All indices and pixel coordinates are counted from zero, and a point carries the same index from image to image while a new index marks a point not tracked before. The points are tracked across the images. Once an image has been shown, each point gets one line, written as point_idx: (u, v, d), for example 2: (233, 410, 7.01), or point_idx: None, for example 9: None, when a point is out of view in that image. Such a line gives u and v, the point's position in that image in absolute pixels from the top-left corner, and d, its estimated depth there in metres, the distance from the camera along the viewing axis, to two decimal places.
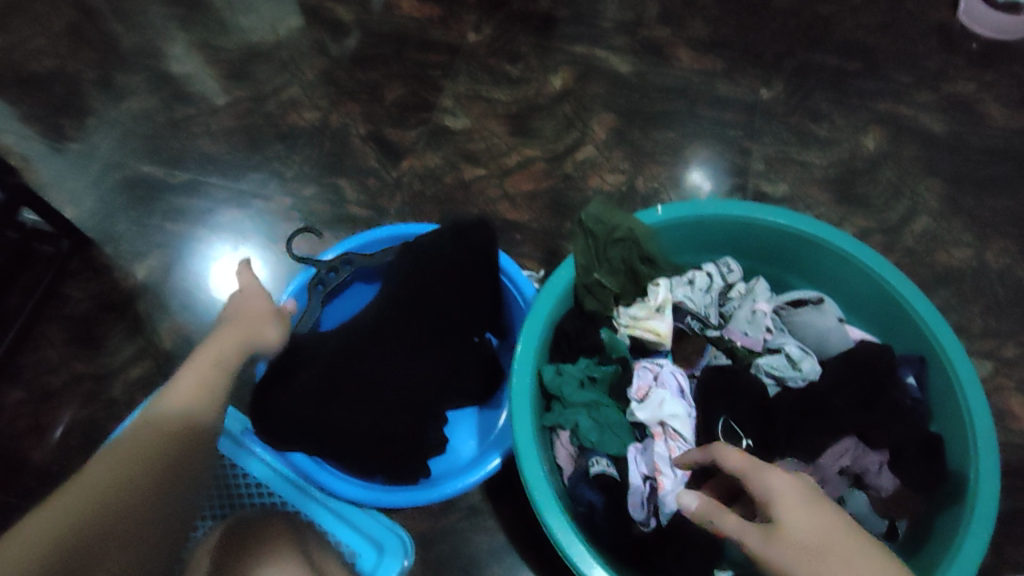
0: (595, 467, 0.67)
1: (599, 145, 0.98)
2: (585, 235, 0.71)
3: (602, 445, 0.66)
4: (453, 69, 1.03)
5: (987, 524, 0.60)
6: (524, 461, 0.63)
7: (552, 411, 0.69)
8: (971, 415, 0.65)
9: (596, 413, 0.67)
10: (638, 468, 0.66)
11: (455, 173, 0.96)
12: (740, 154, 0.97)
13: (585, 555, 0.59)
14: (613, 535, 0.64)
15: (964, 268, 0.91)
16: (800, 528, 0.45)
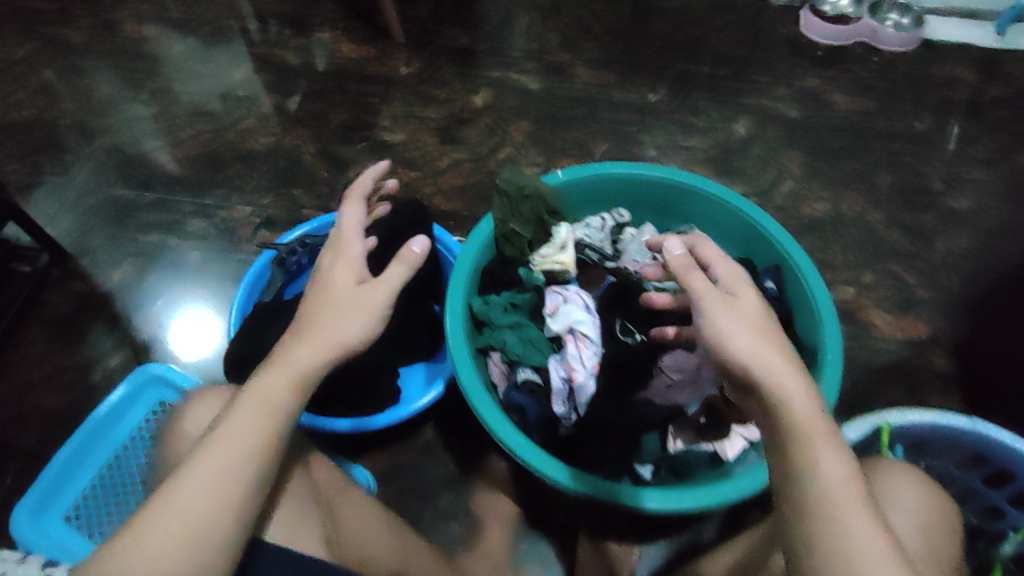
0: (521, 376, 0.76)
1: (516, 146, 1.16)
2: (501, 195, 0.79)
3: (527, 357, 0.76)
4: (389, 96, 1.21)
5: (836, 380, 0.70)
6: (462, 372, 0.73)
7: (482, 335, 0.78)
8: (817, 301, 0.77)
9: (520, 332, 0.77)
10: (556, 371, 0.74)
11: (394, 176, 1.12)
12: (634, 145, 1.17)
13: (526, 447, 0.69)
14: (545, 435, 0.76)
15: (825, 217, 1.09)
16: (770, 360, 0.53)
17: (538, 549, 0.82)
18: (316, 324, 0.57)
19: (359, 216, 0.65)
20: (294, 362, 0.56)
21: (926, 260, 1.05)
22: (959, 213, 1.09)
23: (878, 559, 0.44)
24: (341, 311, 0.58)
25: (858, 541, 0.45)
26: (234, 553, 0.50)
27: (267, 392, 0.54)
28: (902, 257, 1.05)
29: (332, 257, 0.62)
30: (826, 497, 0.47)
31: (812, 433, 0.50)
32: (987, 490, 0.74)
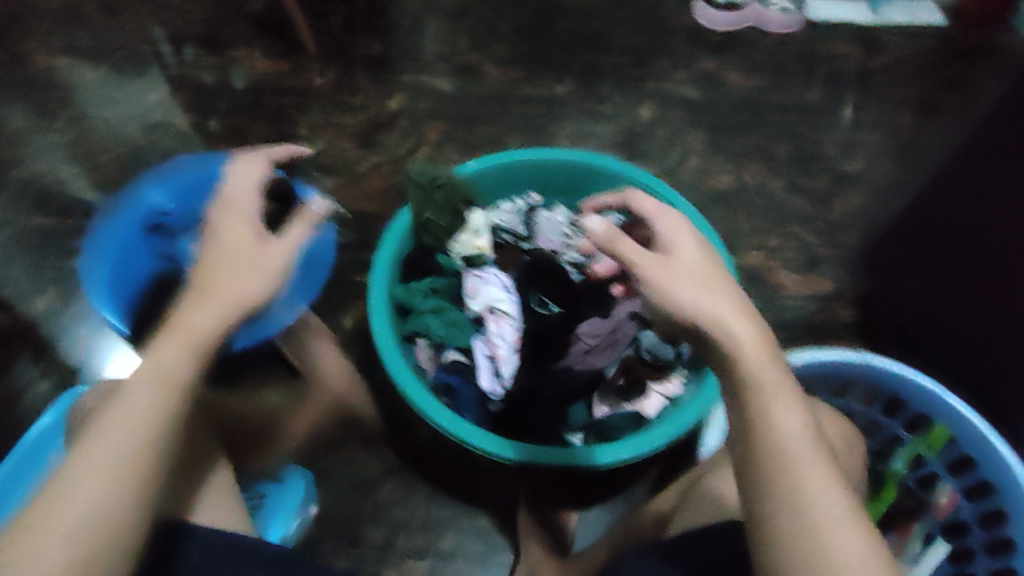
0: (447, 357, 0.78)
1: (433, 146, 1.19)
2: (414, 187, 0.82)
3: (451, 338, 0.78)
4: (306, 107, 1.23)
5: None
6: (386, 355, 0.73)
7: (407, 322, 0.80)
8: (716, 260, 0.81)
9: (442, 315, 0.79)
10: (481, 349, 0.77)
11: (316, 183, 1.14)
12: (546, 136, 1.22)
13: (454, 421, 0.70)
14: (476, 414, 0.77)
15: (729, 188, 1.16)
16: (721, 309, 0.52)
17: (483, 529, 0.85)
18: (219, 280, 0.55)
19: (253, 180, 0.64)
20: (194, 326, 0.53)
21: (823, 219, 1.12)
22: (849, 174, 1.18)
23: (837, 523, 0.45)
24: (243, 265, 0.56)
25: (819, 507, 0.46)
26: (140, 524, 0.50)
27: (161, 361, 0.52)
28: (803, 219, 1.12)
29: (229, 216, 0.60)
30: (789, 465, 0.47)
31: (771, 395, 0.49)
32: (885, 419, 0.80)
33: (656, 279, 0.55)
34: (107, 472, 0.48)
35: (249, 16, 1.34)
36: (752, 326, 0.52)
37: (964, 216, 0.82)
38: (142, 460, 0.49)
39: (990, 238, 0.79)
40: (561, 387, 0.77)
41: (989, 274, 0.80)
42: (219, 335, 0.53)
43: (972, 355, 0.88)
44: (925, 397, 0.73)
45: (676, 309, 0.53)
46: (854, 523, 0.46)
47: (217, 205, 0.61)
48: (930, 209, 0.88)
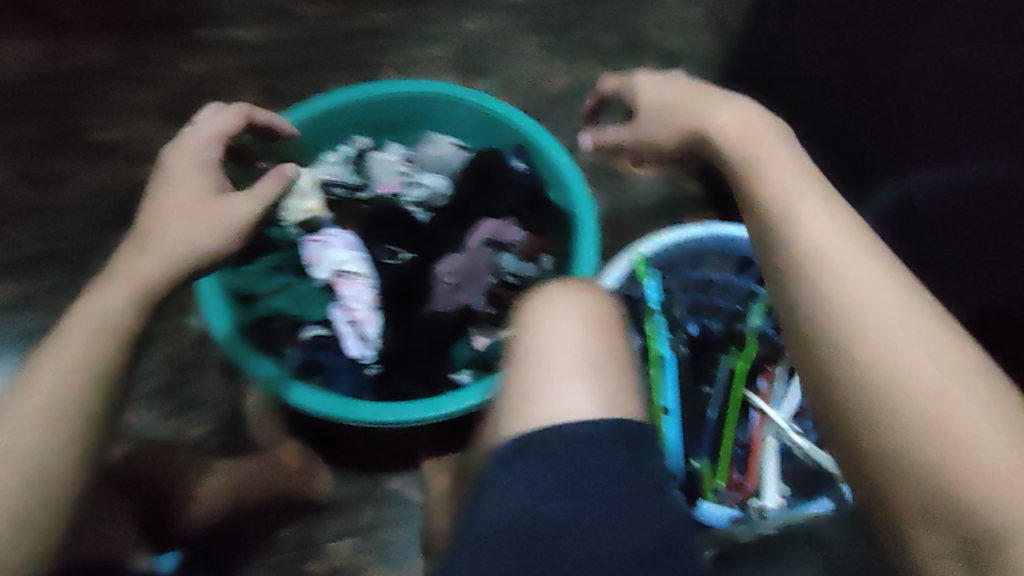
0: (307, 333, 0.74)
1: (250, 107, 1.08)
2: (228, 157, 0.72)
3: (307, 314, 0.75)
4: (86, 89, 1.05)
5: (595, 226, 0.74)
6: (234, 350, 0.67)
7: (252, 308, 0.74)
8: (561, 165, 0.79)
9: (290, 293, 0.75)
10: (340, 317, 0.74)
11: (121, 177, 1.01)
12: (371, 71, 1.13)
13: (332, 405, 0.66)
14: (353, 383, 0.73)
15: (568, 92, 1.13)
16: (699, 118, 0.54)
17: (395, 493, 0.84)
18: (173, 225, 0.56)
19: (214, 128, 0.64)
20: (137, 269, 0.53)
21: None
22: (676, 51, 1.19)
23: (899, 310, 0.40)
24: (199, 214, 0.58)
25: (878, 298, 0.41)
26: (73, 483, 0.45)
27: (102, 304, 0.50)
28: None
29: (185, 167, 0.61)
30: (833, 255, 0.43)
31: (776, 172, 0.48)
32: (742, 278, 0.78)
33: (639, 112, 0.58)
34: (40, 421, 0.45)
35: None
36: (751, 108, 0.52)
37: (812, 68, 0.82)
38: (80, 401, 0.46)
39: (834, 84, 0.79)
40: (432, 333, 0.73)
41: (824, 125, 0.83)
42: (173, 277, 0.54)
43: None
44: None
45: (663, 135, 0.56)
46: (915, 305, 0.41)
47: (168, 148, 0.63)
48: None
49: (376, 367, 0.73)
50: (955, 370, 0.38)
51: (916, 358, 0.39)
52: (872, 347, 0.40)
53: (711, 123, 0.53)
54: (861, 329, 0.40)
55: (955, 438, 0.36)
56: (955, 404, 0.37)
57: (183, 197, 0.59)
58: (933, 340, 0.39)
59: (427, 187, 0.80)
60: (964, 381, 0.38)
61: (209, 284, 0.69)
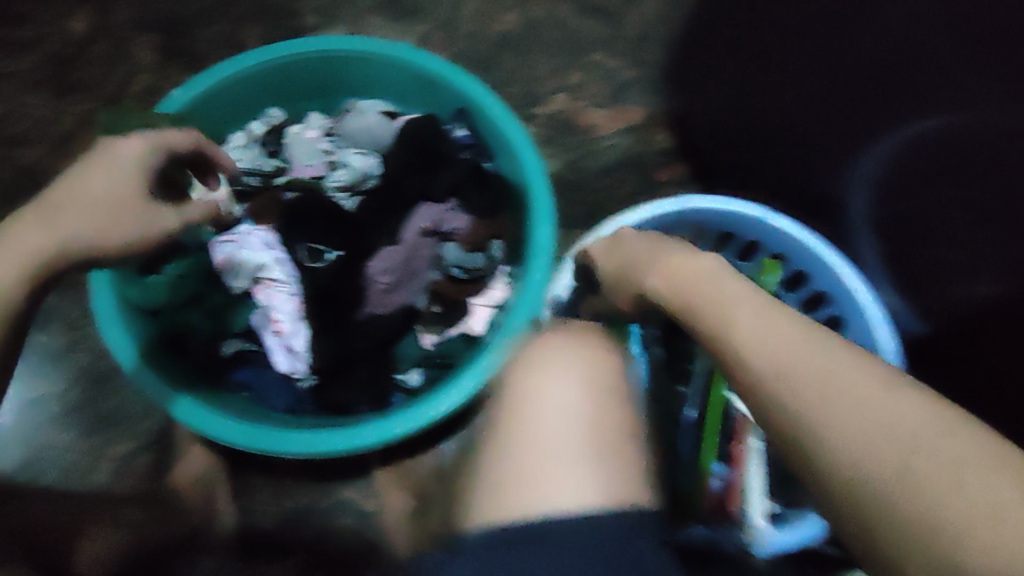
0: (232, 347, 0.67)
1: (152, 70, 0.94)
2: None
3: (226, 327, 0.67)
4: None
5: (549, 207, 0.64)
6: (144, 383, 0.59)
7: (161, 323, 0.65)
8: (506, 130, 0.68)
9: (202, 303, 0.67)
10: (264, 329, 0.66)
11: (10, 165, 0.88)
12: (290, 16, 0.98)
13: (263, 437, 0.58)
14: (285, 401, 0.66)
15: (515, 30, 0.97)
16: (645, 254, 0.57)
17: (349, 502, 0.76)
18: (71, 224, 0.53)
19: (166, 136, 0.58)
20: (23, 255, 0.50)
21: (627, 38, 0.98)
22: None
23: (845, 374, 0.40)
24: (109, 214, 0.55)
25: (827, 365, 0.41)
26: None
27: None
28: (598, 45, 0.98)
29: (120, 161, 0.56)
30: (770, 340, 0.44)
31: (734, 310, 0.47)
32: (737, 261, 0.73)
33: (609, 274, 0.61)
34: None
35: None
36: (697, 257, 0.53)
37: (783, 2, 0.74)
38: None
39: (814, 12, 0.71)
40: (368, 337, 0.65)
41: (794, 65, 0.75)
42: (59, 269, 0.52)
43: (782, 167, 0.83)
44: (752, 225, 0.69)
45: (614, 274, 0.61)
46: (855, 362, 0.41)
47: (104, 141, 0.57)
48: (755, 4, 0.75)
49: (310, 379, 0.66)
50: (925, 416, 0.38)
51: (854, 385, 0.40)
52: (843, 422, 0.39)
53: (653, 281, 0.54)
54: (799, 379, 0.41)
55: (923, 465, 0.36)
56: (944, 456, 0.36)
57: (105, 194, 0.55)
58: (890, 396, 0.39)
59: (353, 167, 0.69)
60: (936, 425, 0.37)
61: (105, 306, 0.59)
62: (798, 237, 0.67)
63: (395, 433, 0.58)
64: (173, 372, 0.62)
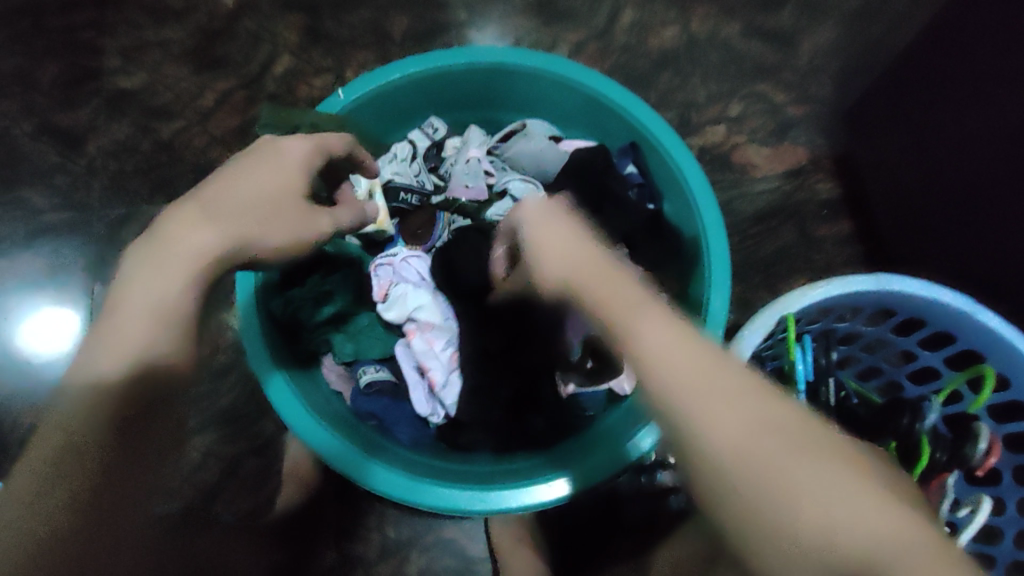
0: (365, 377, 0.64)
1: (294, 51, 0.90)
2: None
3: (363, 352, 0.66)
4: (106, 23, 0.86)
5: (726, 272, 0.60)
6: (276, 399, 0.59)
7: (299, 341, 0.66)
8: (688, 181, 0.64)
9: (344, 326, 0.66)
10: (409, 362, 0.65)
11: (149, 137, 0.89)
12: (437, 9, 0.91)
13: (401, 481, 0.56)
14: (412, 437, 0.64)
15: (676, 48, 0.89)
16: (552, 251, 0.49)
17: (451, 542, 0.78)
18: (239, 217, 0.50)
19: (321, 143, 0.57)
20: (197, 250, 0.47)
21: (798, 68, 0.89)
22: None
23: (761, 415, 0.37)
24: (271, 212, 0.52)
25: (733, 411, 0.37)
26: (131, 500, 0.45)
27: (155, 288, 0.45)
28: (770, 70, 0.89)
29: (285, 159, 0.54)
30: (694, 393, 0.37)
31: (647, 334, 0.39)
32: (922, 352, 0.66)
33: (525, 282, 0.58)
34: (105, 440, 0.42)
35: None
36: (605, 269, 0.43)
37: (989, 60, 0.65)
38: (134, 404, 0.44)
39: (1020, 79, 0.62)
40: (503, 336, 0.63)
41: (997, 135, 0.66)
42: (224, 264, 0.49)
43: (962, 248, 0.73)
44: (952, 315, 0.61)
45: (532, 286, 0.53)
46: (774, 406, 0.38)
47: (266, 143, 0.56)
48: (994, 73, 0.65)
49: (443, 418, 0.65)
50: (822, 473, 0.36)
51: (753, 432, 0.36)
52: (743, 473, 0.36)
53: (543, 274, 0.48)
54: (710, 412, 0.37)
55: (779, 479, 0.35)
56: (842, 500, 0.35)
57: (275, 191, 0.52)
58: (806, 437, 0.37)
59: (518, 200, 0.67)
60: (840, 469, 0.36)
61: (248, 325, 0.60)
62: (1003, 333, 0.59)
63: (537, 500, 0.56)
64: (306, 390, 0.62)
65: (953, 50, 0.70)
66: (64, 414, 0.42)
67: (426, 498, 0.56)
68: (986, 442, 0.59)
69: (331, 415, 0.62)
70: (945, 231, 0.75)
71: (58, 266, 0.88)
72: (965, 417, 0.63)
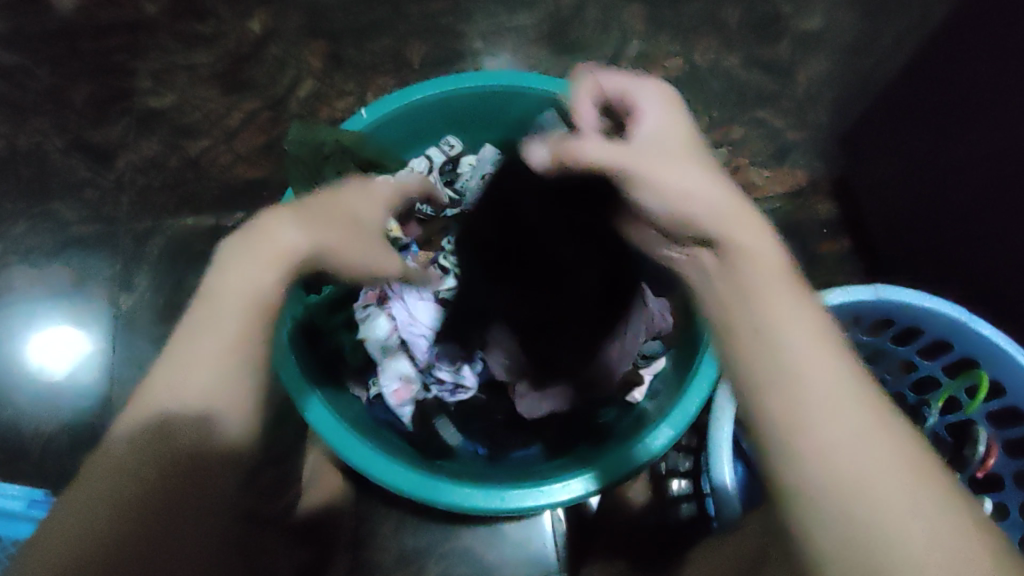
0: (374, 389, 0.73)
1: (318, 76, 0.94)
2: (296, 160, 0.70)
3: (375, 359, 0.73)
4: (139, 47, 0.94)
5: None
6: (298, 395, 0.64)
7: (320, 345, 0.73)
8: None
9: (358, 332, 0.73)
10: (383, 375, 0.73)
11: (177, 154, 0.92)
12: (456, 39, 0.96)
13: (422, 481, 0.61)
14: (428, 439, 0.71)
15: (679, 75, 0.95)
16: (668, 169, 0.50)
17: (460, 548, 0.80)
18: (332, 232, 0.58)
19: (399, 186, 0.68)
20: (285, 246, 0.55)
21: (794, 97, 0.95)
22: (811, 36, 0.95)
23: (859, 423, 0.42)
24: (360, 230, 0.61)
25: (838, 419, 0.42)
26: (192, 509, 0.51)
27: (237, 300, 0.54)
28: (768, 99, 0.95)
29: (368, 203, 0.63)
30: (796, 396, 0.43)
31: (792, 334, 0.45)
32: (922, 362, 0.71)
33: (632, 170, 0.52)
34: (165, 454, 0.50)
35: None
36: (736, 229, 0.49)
37: (970, 88, 0.71)
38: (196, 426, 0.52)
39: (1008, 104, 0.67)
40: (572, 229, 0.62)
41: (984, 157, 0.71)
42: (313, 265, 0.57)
43: (955, 263, 0.78)
44: (946, 324, 0.65)
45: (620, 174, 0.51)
46: (857, 402, 0.43)
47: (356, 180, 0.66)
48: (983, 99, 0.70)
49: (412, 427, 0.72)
50: (877, 448, 0.41)
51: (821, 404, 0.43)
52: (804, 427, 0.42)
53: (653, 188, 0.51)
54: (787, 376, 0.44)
55: (830, 443, 0.41)
56: (908, 505, 0.39)
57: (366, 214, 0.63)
58: (897, 449, 0.41)
59: None
60: (914, 481, 0.40)
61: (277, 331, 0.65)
62: (996, 342, 0.63)
63: (551, 499, 0.60)
64: (326, 389, 0.68)
65: (936, 80, 0.76)
66: (144, 425, 0.51)
67: (447, 497, 0.60)
68: (984, 445, 0.66)
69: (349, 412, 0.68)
70: (942, 247, 0.79)
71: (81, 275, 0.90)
72: (965, 423, 0.69)
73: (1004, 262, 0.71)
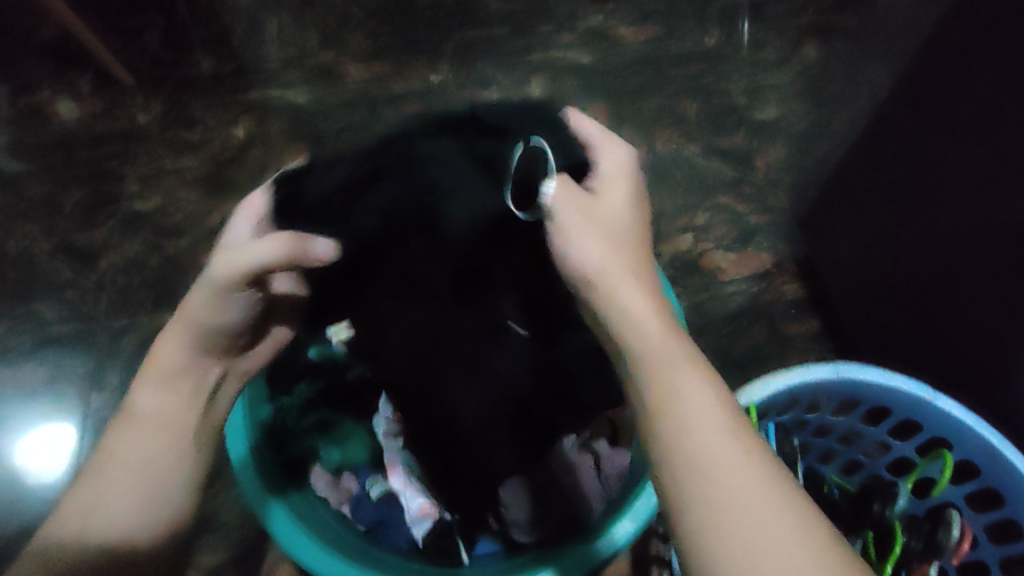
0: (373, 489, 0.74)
1: None
2: None
3: (347, 459, 0.76)
4: (130, 154, 1.03)
5: None
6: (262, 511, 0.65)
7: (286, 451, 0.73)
8: None
9: (328, 433, 0.76)
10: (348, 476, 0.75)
11: (159, 254, 0.96)
12: None
13: None
14: (408, 538, 0.72)
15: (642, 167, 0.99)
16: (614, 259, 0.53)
17: None
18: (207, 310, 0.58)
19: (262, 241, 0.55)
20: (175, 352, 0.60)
21: (753, 182, 0.99)
22: (766, 124, 1.03)
23: (735, 463, 0.46)
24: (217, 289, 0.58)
25: (729, 483, 0.45)
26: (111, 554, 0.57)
27: (150, 397, 0.60)
28: (729, 184, 0.99)
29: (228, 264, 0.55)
30: (704, 478, 0.46)
31: (682, 378, 0.49)
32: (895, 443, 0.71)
33: (601, 171, 0.59)
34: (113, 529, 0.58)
35: (40, 48, 1.08)
36: (649, 335, 0.51)
37: (899, 172, 0.75)
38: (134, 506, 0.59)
39: (928, 182, 0.71)
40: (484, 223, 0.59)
41: (919, 234, 0.74)
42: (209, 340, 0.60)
43: (916, 337, 0.79)
44: (914, 402, 0.66)
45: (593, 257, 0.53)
46: (763, 482, 0.46)
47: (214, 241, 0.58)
48: (916, 177, 0.73)
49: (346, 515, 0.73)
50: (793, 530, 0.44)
51: (724, 485, 0.46)
52: (732, 528, 0.44)
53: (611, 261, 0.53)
54: (705, 461, 0.47)
55: (749, 532, 0.44)
56: (769, 516, 0.44)
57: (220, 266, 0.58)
58: (760, 487, 0.45)
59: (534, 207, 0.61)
60: (790, 514, 0.45)
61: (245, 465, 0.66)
62: (962, 419, 0.63)
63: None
64: (293, 500, 0.68)
65: (868, 167, 0.80)
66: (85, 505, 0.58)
67: None
68: (958, 529, 0.64)
69: (319, 520, 0.68)
70: (910, 322, 0.79)
71: (57, 374, 0.91)
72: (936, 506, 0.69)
73: (960, 334, 0.72)
